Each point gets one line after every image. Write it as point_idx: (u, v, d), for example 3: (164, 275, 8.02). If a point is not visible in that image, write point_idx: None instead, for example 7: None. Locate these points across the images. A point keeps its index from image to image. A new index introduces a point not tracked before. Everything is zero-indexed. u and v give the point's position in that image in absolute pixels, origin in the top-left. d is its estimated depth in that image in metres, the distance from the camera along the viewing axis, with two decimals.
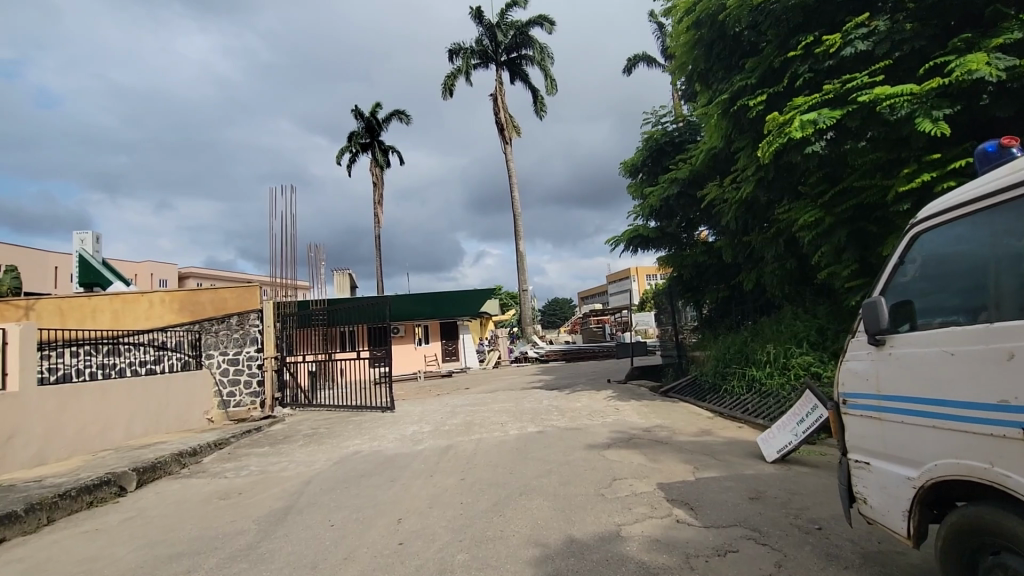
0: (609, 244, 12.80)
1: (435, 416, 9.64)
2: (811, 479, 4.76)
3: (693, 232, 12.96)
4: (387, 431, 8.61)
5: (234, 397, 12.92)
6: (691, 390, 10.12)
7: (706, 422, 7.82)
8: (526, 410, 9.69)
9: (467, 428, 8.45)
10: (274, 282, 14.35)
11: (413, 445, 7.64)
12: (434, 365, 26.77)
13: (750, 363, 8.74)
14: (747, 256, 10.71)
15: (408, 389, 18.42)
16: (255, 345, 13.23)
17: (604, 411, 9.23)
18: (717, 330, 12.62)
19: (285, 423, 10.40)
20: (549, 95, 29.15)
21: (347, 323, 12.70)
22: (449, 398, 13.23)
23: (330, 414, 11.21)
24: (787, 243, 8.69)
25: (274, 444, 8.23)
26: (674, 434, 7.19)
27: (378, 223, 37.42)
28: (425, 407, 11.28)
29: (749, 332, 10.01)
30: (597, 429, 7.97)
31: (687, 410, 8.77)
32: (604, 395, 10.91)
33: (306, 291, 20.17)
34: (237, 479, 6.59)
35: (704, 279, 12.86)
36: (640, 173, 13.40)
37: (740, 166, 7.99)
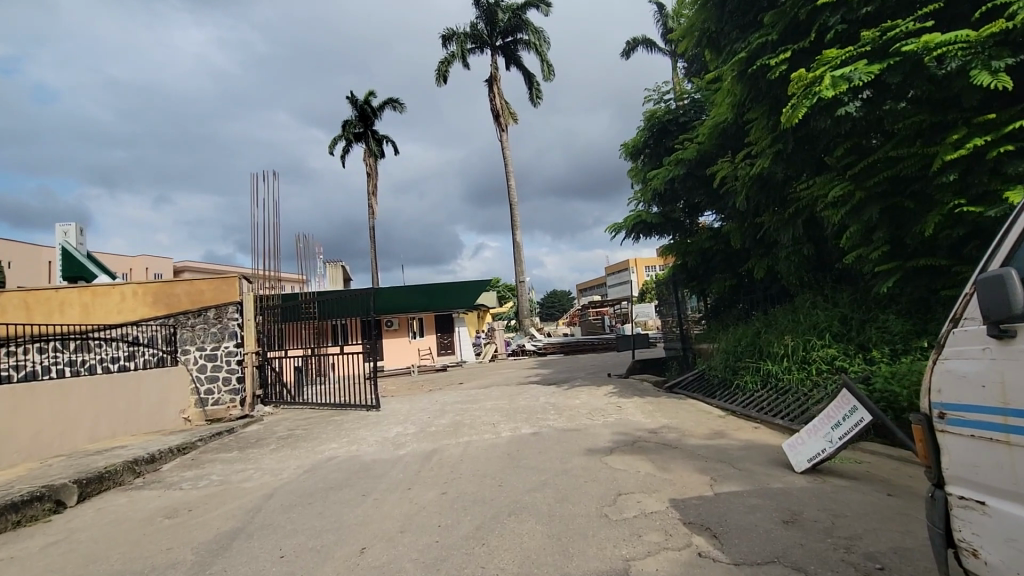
0: (608, 231, 12.01)
1: (422, 416, 8.90)
2: (851, 496, 4.04)
3: (696, 218, 12.17)
4: (368, 434, 7.86)
5: (212, 394, 12.10)
6: (698, 386, 9.40)
7: (718, 422, 7.09)
8: (520, 408, 8.95)
9: (456, 430, 7.71)
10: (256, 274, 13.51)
11: (394, 450, 6.90)
12: (428, 359, 26.03)
13: (764, 356, 8.02)
14: (757, 241, 9.99)
15: (400, 385, 17.68)
16: (234, 340, 12.36)
17: (605, 409, 8.48)
18: (725, 321, 11.86)
19: (261, 423, 9.65)
20: (544, 80, 28.25)
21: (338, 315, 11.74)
22: (440, 394, 12.50)
23: (311, 413, 10.47)
24: (805, 225, 7.96)
25: (243, 449, 7.48)
26: (684, 437, 6.47)
27: (372, 214, 36.58)
28: (413, 405, 10.54)
29: (761, 322, 9.29)
30: (597, 430, 7.24)
31: (695, 408, 8.04)
32: (605, 391, 10.17)
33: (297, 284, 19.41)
34: (193, 491, 5.84)
35: (710, 267, 12.09)
36: (641, 155, 12.62)
37: (755, 139, 7.26)
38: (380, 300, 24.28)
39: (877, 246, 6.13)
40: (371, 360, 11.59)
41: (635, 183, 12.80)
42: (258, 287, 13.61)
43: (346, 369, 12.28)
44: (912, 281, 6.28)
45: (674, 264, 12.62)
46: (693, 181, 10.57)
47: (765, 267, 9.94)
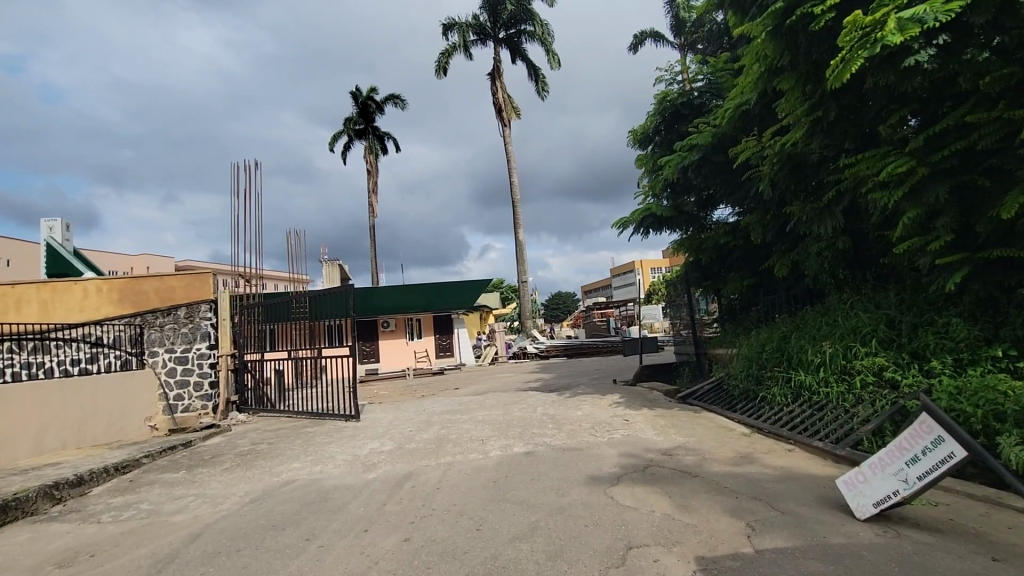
0: (615, 225, 10.97)
1: (403, 429, 7.88)
2: (943, 560, 3.00)
3: (710, 213, 11.16)
4: (337, 452, 6.82)
5: (182, 401, 11.13)
6: (717, 397, 8.34)
7: (742, 443, 6.04)
8: (514, 421, 7.91)
9: (438, 448, 6.68)
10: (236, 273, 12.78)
11: (363, 472, 5.89)
12: (425, 361, 24.98)
13: (795, 365, 6.97)
14: (781, 234, 9.04)
15: (391, 390, 16.61)
16: (207, 341, 11.41)
17: (611, 424, 7.42)
18: (744, 325, 10.83)
19: (226, 435, 8.65)
20: (550, 71, 27.30)
21: (324, 316, 10.48)
22: (430, 402, 11.46)
23: (285, 423, 9.45)
24: (844, 215, 6.97)
25: (191, 469, 6.48)
26: (705, 463, 5.41)
27: (374, 213, 35.63)
28: (397, 415, 9.51)
29: (788, 325, 8.28)
30: (602, 450, 6.20)
31: (715, 425, 6.98)
32: (609, 401, 9.11)
33: (291, 284, 18.47)
34: (112, 525, 4.84)
35: (726, 265, 11.07)
36: (651, 142, 11.64)
37: (787, 111, 6.25)
38: (381, 297, 23.37)
39: (939, 234, 5.16)
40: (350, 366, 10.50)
41: (643, 173, 11.79)
42: (237, 286, 12.76)
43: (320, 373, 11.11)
44: (981, 277, 5.28)
45: (687, 262, 11.61)
46: (708, 174, 9.55)
47: (789, 264, 8.94)
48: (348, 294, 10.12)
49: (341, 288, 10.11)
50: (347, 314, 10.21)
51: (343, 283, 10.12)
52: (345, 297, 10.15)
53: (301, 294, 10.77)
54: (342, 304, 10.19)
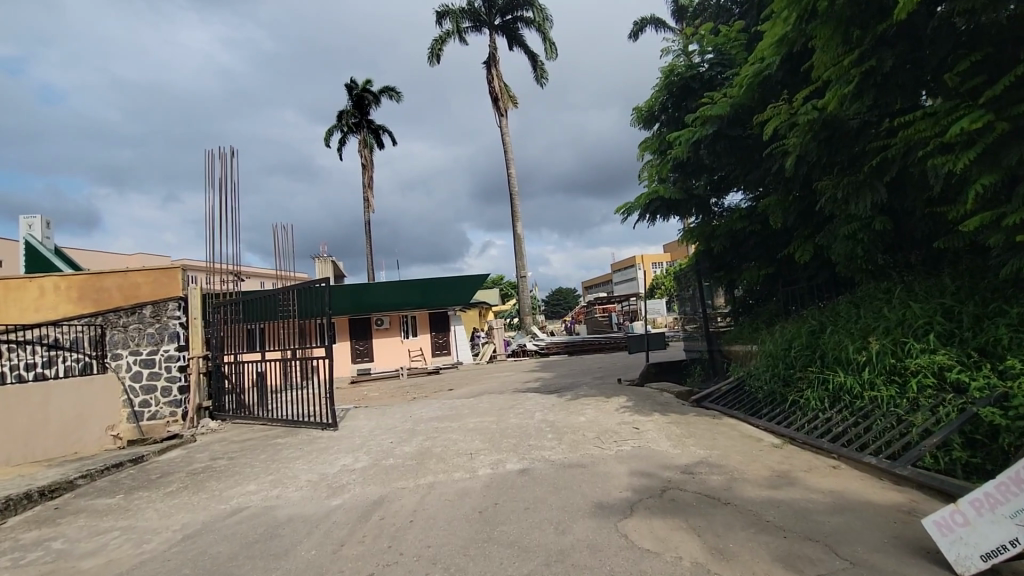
0: (619, 212, 10.01)
1: (383, 441, 6.94)
2: None
3: (722, 198, 10.22)
4: (303, 470, 5.89)
5: (148, 408, 10.20)
6: (738, 401, 7.38)
7: (776, 459, 5.10)
8: (508, 430, 6.98)
9: (419, 464, 5.75)
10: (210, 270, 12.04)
11: (327, 497, 4.97)
12: (420, 360, 24.05)
13: (832, 364, 6.03)
14: (804, 215, 8.15)
15: (382, 392, 15.67)
16: (175, 342, 10.45)
17: (619, 434, 6.50)
18: (761, 319, 9.90)
19: (185, 447, 7.72)
20: (549, 60, 26.27)
21: (307, 314, 9.45)
22: (420, 406, 10.50)
23: (255, 433, 8.52)
24: (886, 190, 6.05)
25: (131, 494, 5.56)
26: (737, 487, 4.47)
27: (370, 209, 34.57)
28: (381, 422, 8.58)
29: (817, 318, 7.34)
30: (610, 467, 5.27)
31: (739, 435, 6.05)
32: (616, 404, 8.19)
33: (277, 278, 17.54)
34: (6, 573, 3.91)
35: (741, 253, 10.14)
36: (657, 120, 10.69)
37: (822, 64, 5.35)
38: (373, 293, 22.49)
39: (1019, 205, 4.25)
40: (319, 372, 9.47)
41: (649, 155, 10.85)
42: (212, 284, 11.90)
43: (284, 378, 10.10)
44: None
45: (697, 251, 10.69)
46: (719, 154, 8.61)
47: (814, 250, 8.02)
48: (323, 294, 9.16)
49: (315, 286, 9.17)
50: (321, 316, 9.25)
51: (317, 281, 9.18)
52: (319, 296, 9.19)
53: (283, 291, 9.64)
54: (315, 305, 9.22)
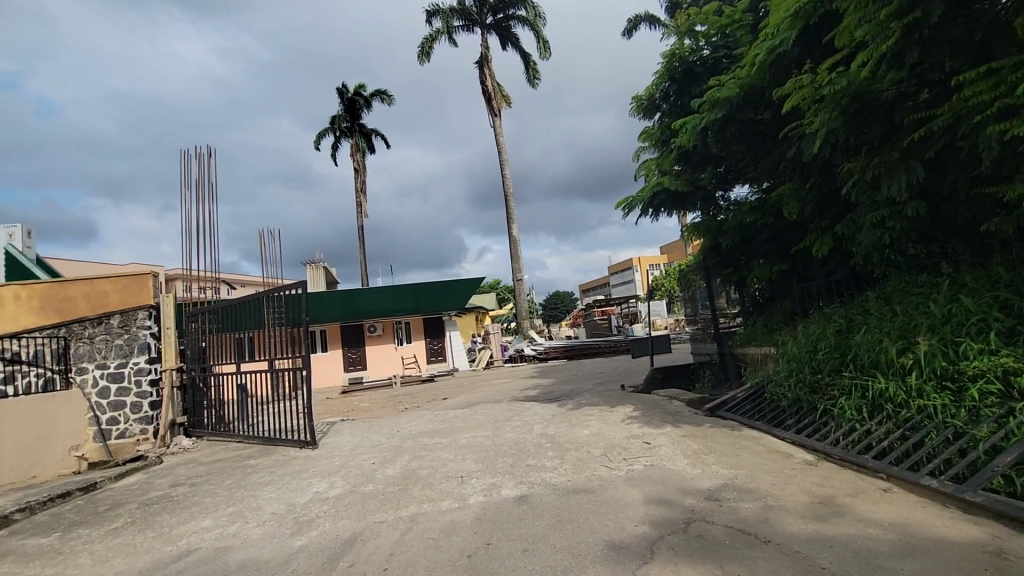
0: (618, 207, 9.30)
1: (366, 462, 6.22)
2: None
3: (729, 190, 9.55)
4: (269, 500, 5.16)
5: (117, 426, 9.41)
6: (756, 409, 6.69)
7: (813, 482, 4.42)
8: (504, 447, 6.26)
9: (401, 491, 5.03)
10: (189, 276, 11.25)
11: (292, 535, 4.26)
12: (414, 368, 23.29)
13: (867, 367, 5.37)
14: (824, 204, 7.51)
15: (372, 402, 14.91)
16: (145, 354, 9.66)
17: (627, 450, 5.80)
18: (775, 319, 9.22)
19: (148, 471, 6.97)
20: (542, 58, 25.66)
21: (291, 322, 8.32)
22: (410, 418, 9.79)
23: (227, 453, 7.78)
24: (926, 172, 5.42)
25: (70, 531, 4.81)
26: (775, 518, 3.77)
27: (363, 213, 33.79)
28: (365, 439, 7.85)
29: (841, 317, 6.68)
30: (620, 492, 4.57)
31: (763, 450, 5.36)
32: (622, 415, 7.48)
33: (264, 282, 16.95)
34: None
35: (751, 248, 9.47)
36: (660, 106, 10.01)
37: (855, 19, 4.77)
38: (365, 299, 21.72)
39: None
40: (294, 386, 8.62)
41: (650, 145, 10.17)
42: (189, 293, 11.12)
43: (262, 391, 9.32)
44: None
45: (704, 247, 9.99)
46: (729, 142, 7.95)
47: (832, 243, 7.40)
48: (297, 302, 8.35)
49: (288, 293, 8.35)
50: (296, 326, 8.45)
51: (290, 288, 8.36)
52: (292, 305, 8.38)
53: (269, 294, 8.52)
54: (289, 313, 8.42)
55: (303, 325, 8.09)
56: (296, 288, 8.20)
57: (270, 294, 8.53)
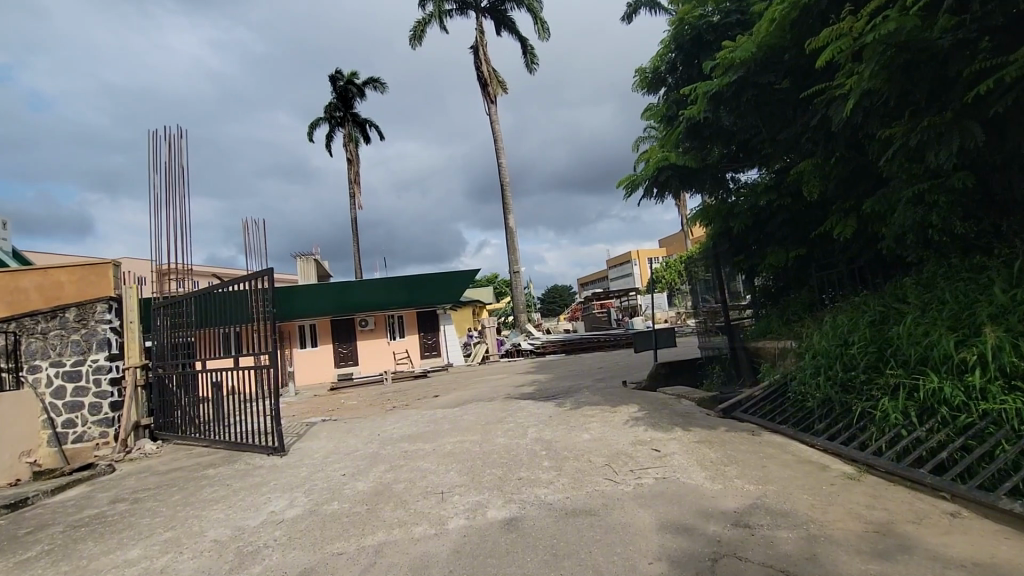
0: (619, 186, 8.50)
1: (336, 473, 5.43)
2: None
3: (739, 171, 8.77)
4: (214, 522, 4.38)
5: (74, 429, 8.63)
6: (777, 410, 5.92)
7: (862, 503, 3.67)
8: (494, 455, 5.48)
9: (370, 512, 4.27)
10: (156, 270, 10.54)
11: (230, 571, 3.50)
12: (407, 363, 22.53)
13: (914, 364, 4.63)
14: (849, 181, 6.76)
15: (360, 400, 14.13)
16: (105, 350, 8.84)
17: (634, 459, 5.02)
18: (791, 310, 8.43)
19: (93, 483, 6.19)
20: (539, 41, 24.77)
21: (262, 313, 7.40)
22: (395, 420, 9.00)
23: (188, 461, 7.00)
24: (981, 136, 4.68)
25: None
26: (826, 555, 2.99)
27: (356, 204, 32.93)
28: (342, 444, 7.07)
29: (874, 307, 5.92)
30: (629, 515, 3.80)
31: (795, 459, 4.60)
32: (627, 416, 6.72)
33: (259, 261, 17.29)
34: None
35: (765, 233, 8.68)
36: (665, 78, 9.18)
37: None
38: (355, 291, 20.89)
39: None
40: (260, 387, 7.73)
41: (654, 121, 9.36)
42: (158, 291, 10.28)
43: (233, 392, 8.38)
44: None
45: (714, 232, 9.17)
46: (743, 112, 7.20)
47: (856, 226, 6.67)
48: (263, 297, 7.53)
49: (253, 288, 7.51)
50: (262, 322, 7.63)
51: (255, 281, 7.53)
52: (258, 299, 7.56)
53: (238, 281, 7.63)
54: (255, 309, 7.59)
55: (269, 321, 7.28)
56: (261, 281, 7.37)
57: (239, 281, 7.63)
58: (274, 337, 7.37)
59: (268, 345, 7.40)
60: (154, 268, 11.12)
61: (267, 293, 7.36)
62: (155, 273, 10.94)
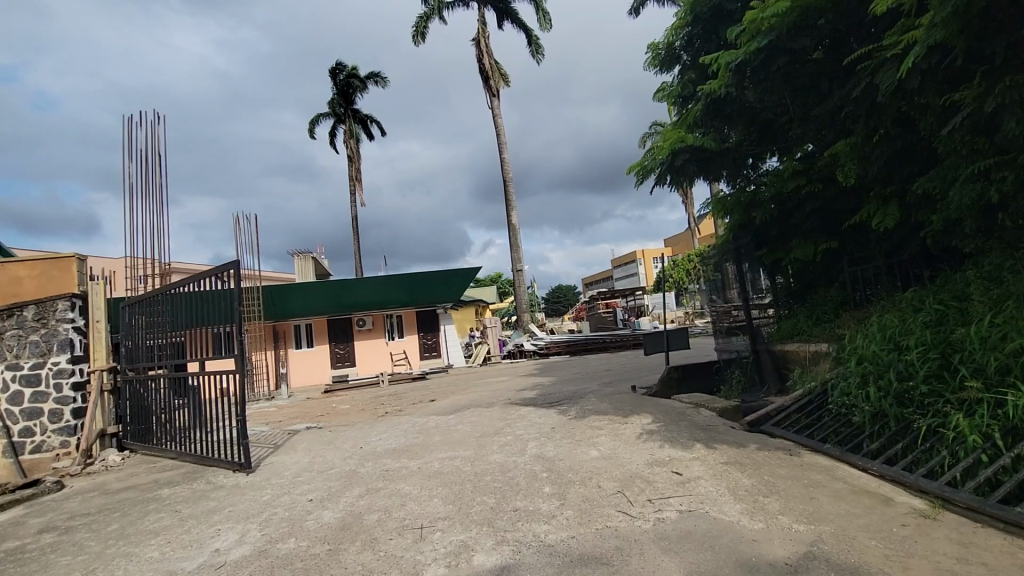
0: (630, 172, 7.68)
1: (300, 499, 4.62)
2: None
3: (761, 156, 7.95)
4: (144, 564, 3.61)
5: (32, 437, 7.93)
6: (815, 425, 5.13)
7: (952, 555, 2.88)
8: (486, 478, 4.69)
9: (331, 554, 3.48)
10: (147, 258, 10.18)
11: None
12: (405, 364, 21.78)
13: (999, 375, 3.83)
14: (893, 162, 5.96)
15: (353, 404, 13.35)
16: (66, 352, 8.09)
17: (652, 485, 4.22)
18: (820, 308, 7.59)
19: (30, 505, 5.44)
20: (543, 32, 23.91)
21: (231, 313, 6.58)
22: (383, 429, 8.21)
23: (146, 478, 6.24)
24: None
25: None
26: None
27: (356, 201, 32.19)
28: (318, 459, 6.28)
29: (929, 304, 5.12)
30: (650, 565, 3.01)
31: (851, 489, 3.79)
32: (641, 429, 5.91)
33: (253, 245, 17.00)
34: None
35: (790, 224, 7.87)
36: (680, 54, 8.38)
37: None
38: (352, 290, 20.16)
39: None
40: (228, 397, 6.88)
41: (667, 103, 8.56)
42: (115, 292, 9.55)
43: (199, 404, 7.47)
44: None
45: (734, 224, 8.35)
46: (771, 85, 6.43)
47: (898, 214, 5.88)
48: (231, 293, 6.71)
49: (220, 284, 6.74)
50: (230, 322, 6.84)
51: (223, 276, 6.74)
52: (225, 297, 6.78)
53: (207, 277, 6.83)
54: (221, 307, 6.81)
55: (234, 320, 6.46)
56: (228, 275, 6.54)
57: (206, 277, 6.83)
58: (240, 339, 6.51)
59: (236, 349, 6.53)
60: (151, 265, 10.65)
61: (234, 289, 6.55)
62: (154, 272, 10.55)
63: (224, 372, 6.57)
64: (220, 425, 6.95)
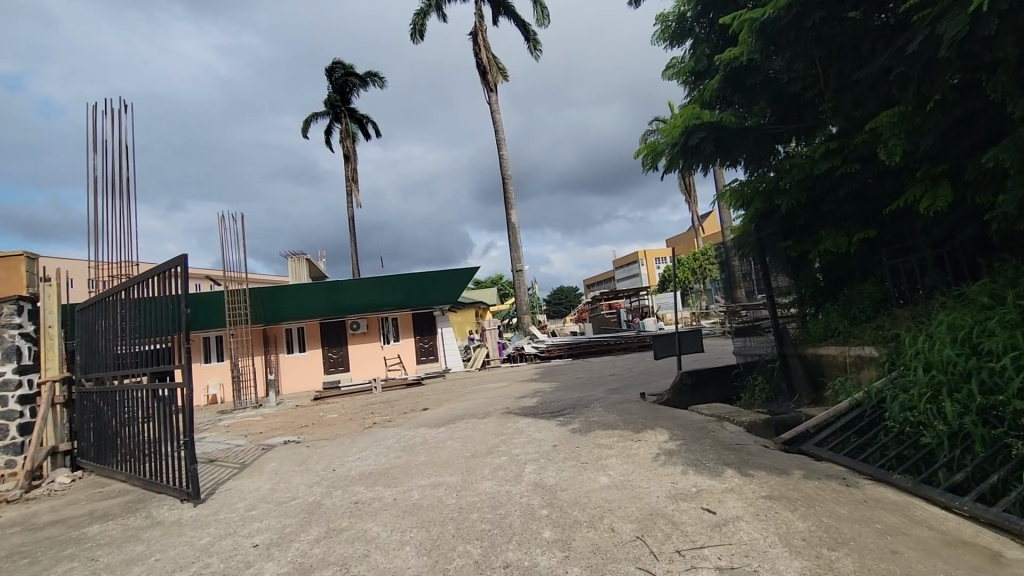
0: (640, 155, 6.82)
1: (244, 545, 3.76)
2: None
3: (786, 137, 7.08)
4: None
5: None
6: (870, 446, 4.25)
7: None
8: (472, 516, 3.82)
9: None
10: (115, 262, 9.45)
11: None
12: (401, 369, 20.86)
13: None
14: (949, 133, 5.10)
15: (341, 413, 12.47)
16: (12, 362, 7.27)
17: (679, 529, 3.33)
18: (856, 307, 6.71)
19: None
20: (540, 27, 23.11)
21: (176, 317, 5.67)
22: (364, 445, 7.34)
23: (83, 508, 5.37)
24: None
25: None
26: None
27: (353, 201, 31.39)
28: (281, 484, 5.42)
29: (1008, 299, 4.23)
30: None
31: (944, 540, 2.91)
32: (658, 450, 5.01)
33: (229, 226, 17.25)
34: None
35: (820, 214, 6.99)
36: (693, 26, 7.50)
37: None
38: (345, 292, 19.31)
39: None
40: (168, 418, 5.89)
41: (680, 80, 7.70)
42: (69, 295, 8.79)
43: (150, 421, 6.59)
44: None
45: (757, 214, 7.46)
46: (802, 50, 5.56)
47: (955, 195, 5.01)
48: (176, 296, 5.78)
49: (167, 286, 5.85)
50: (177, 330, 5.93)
51: (169, 275, 5.84)
52: (172, 299, 5.85)
53: (155, 277, 5.97)
54: (167, 311, 5.91)
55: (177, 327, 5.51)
56: (174, 274, 5.63)
57: (153, 275, 5.96)
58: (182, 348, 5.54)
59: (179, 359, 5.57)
60: (119, 267, 9.87)
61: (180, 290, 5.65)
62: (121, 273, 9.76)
63: (166, 386, 5.64)
64: (167, 446, 6.01)
